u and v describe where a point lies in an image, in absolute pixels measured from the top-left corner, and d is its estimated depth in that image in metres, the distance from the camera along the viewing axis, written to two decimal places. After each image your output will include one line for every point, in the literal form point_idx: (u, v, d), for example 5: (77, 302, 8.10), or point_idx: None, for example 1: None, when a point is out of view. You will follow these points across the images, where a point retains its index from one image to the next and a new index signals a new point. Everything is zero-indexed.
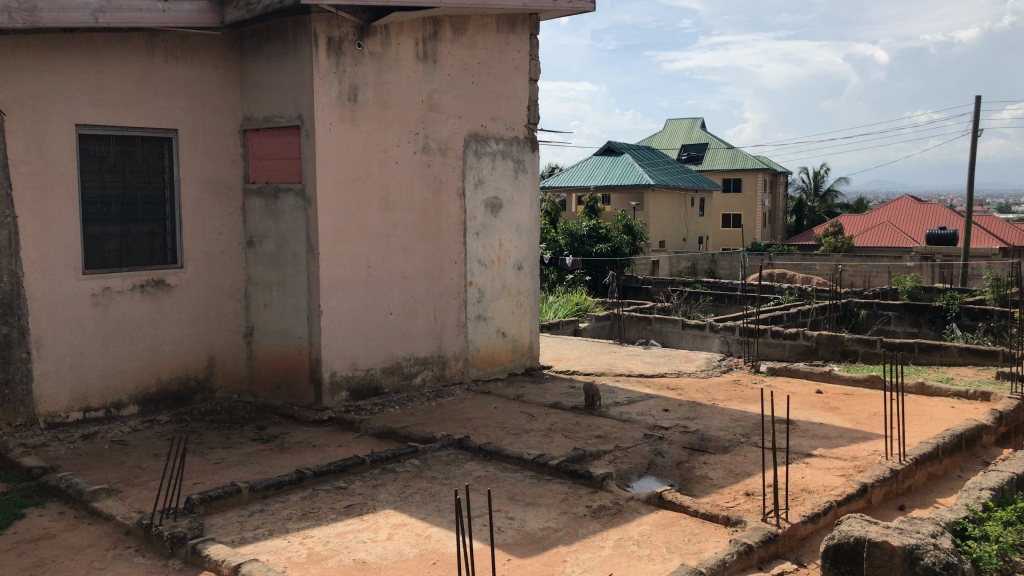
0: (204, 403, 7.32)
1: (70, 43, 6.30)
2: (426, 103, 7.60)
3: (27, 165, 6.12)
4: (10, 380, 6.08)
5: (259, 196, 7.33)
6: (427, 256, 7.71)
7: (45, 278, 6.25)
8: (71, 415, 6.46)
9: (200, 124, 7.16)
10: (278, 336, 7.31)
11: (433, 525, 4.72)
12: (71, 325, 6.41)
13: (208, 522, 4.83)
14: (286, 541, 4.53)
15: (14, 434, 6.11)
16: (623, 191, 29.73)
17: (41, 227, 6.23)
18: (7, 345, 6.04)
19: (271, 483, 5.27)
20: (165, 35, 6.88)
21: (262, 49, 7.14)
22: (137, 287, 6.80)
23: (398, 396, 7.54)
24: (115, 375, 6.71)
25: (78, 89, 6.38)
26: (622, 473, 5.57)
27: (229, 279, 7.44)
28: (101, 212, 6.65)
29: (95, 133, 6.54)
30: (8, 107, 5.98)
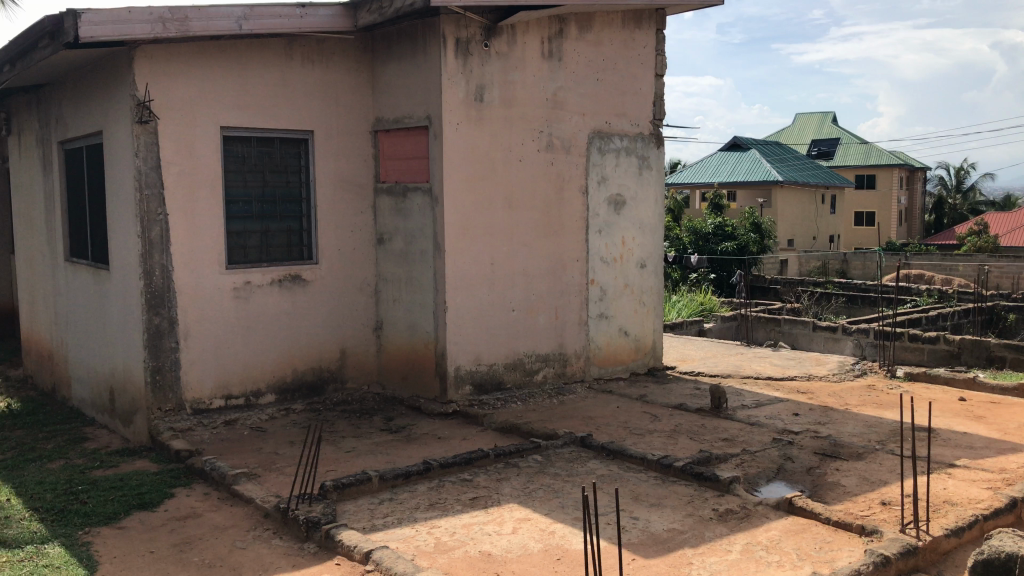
0: (336, 393, 7.58)
1: (216, 50, 6.67)
2: (551, 101, 7.63)
3: (177, 166, 6.53)
4: (161, 367, 6.52)
5: (389, 194, 7.53)
6: (550, 254, 7.75)
7: (193, 273, 6.65)
8: (215, 403, 6.83)
9: (334, 125, 7.42)
10: (405, 330, 7.49)
11: (557, 521, 4.74)
12: (214, 317, 6.78)
13: (341, 508, 5.03)
14: (415, 530, 4.66)
15: (164, 418, 6.55)
16: (749, 188, 28.95)
17: (189, 224, 6.62)
18: (159, 335, 6.49)
19: (400, 473, 5.42)
20: (303, 40, 7.17)
21: (393, 51, 7.33)
22: (275, 282, 7.12)
23: (520, 392, 7.61)
24: (254, 366, 7.05)
25: (224, 94, 6.74)
26: (750, 477, 5.44)
27: (361, 274, 7.68)
28: (243, 210, 7.00)
29: (238, 135, 6.90)
30: (161, 112, 6.42)
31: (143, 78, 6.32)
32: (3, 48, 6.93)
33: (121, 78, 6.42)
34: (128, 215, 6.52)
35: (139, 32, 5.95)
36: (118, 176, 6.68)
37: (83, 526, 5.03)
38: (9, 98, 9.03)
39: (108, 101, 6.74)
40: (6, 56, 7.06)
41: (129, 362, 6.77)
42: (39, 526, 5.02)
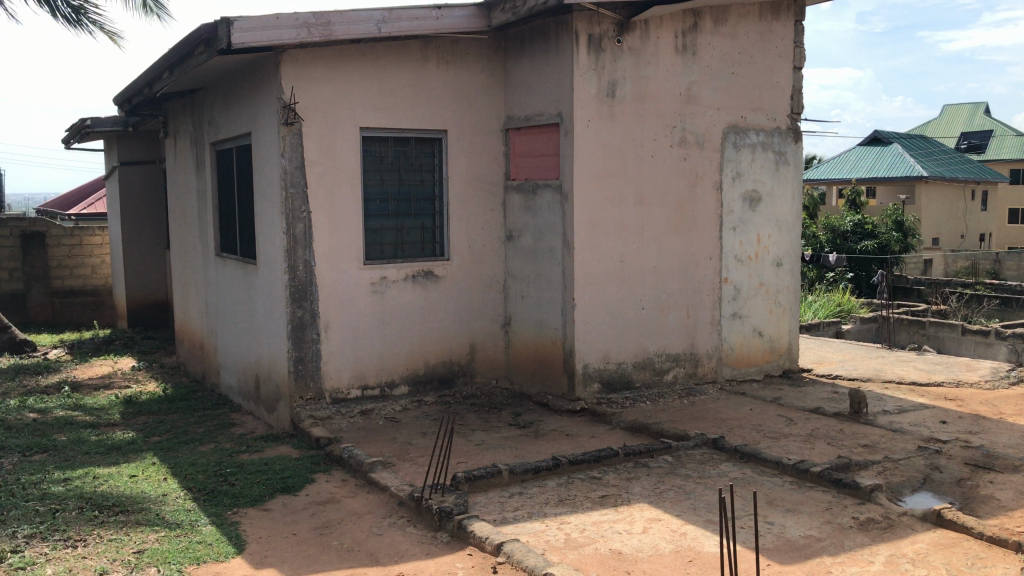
0: (466, 387, 7.70)
1: (356, 53, 6.91)
2: (685, 96, 7.51)
3: (320, 166, 6.81)
4: (303, 358, 6.82)
5: (519, 192, 7.59)
6: (682, 251, 7.63)
7: (333, 268, 6.92)
8: (352, 393, 7.09)
9: (467, 123, 7.53)
10: (534, 326, 7.54)
11: (688, 523, 4.67)
12: (352, 310, 7.03)
13: (472, 500, 5.13)
14: (545, 525, 4.69)
15: (305, 407, 6.86)
16: (891, 184, 27.62)
17: (330, 221, 6.89)
18: (302, 326, 6.80)
19: (530, 467, 5.47)
20: (438, 41, 7.32)
21: (526, 50, 7.38)
22: (409, 277, 7.31)
23: (649, 392, 7.53)
24: (389, 358, 7.27)
25: (363, 96, 6.98)
26: (893, 486, 5.19)
27: (491, 271, 7.77)
28: (380, 208, 7.22)
29: (376, 135, 7.13)
30: (305, 113, 6.72)
31: (289, 81, 6.63)
32: (163, 56, 7.40)
33: (269, 82, 6.75)
34: (274, 212, 6.85)
35: (286, 37, 6.26)
36: (265, 176, 7.02)
37: (232, 506, 5.33)
38: (167, 103, 9.63)
39: (256, 104, 7.10)
40: (165, 63, 7.52)
41: (273, 352, 7.11)
42: (193, 504, 5.36)
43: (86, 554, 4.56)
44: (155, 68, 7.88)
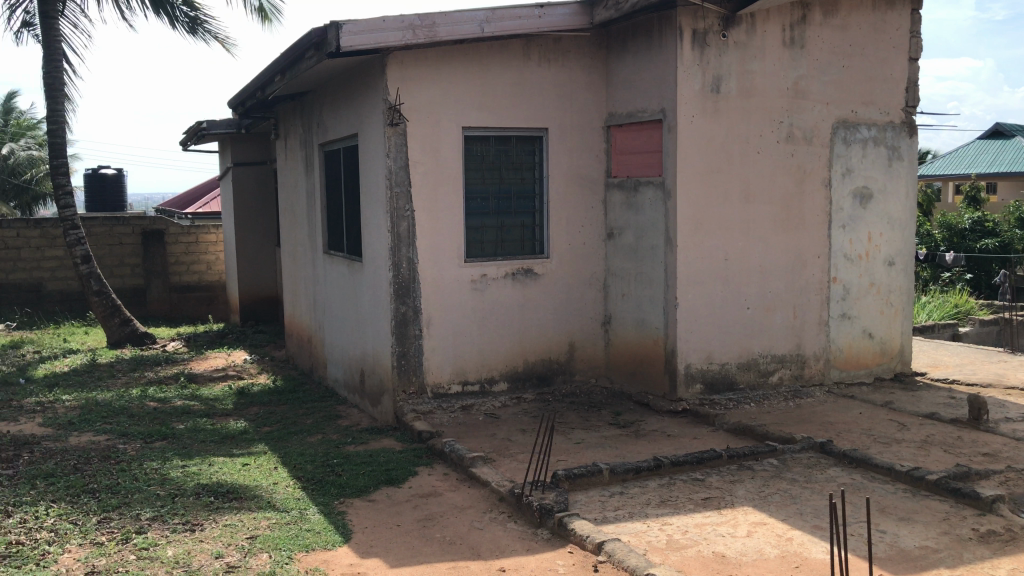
0: (566, 385, 7.69)
1: (459, 53, 7.00)
2: (792, 91, 7.31)
3: (423, 165, 6.94)
4: (406, 353, 6.98)
5: (620, 189, 7.53)
6: (788, 249, 7.43)
7: (435, 265, 7.04)
8: (453, 388, 7.20)
9: (568, 121, 7.52)
10: (635, 325, 7.47)
11: (795, 528, 4.56)
12: (454, 307, 7.14)
13: (573, 498, 5.13)
14: (646, 525, 4.66)
15: (407, 401, 7.01)
16: (1013, 179, 26.22)
17: (432, 219, 7.00)
18: (405, 322, 6.96)
19: (631, 467, 5.43)
20: (540, 39, 7.34)
21: (628, 46, 7.32)
22: (509, 274, 7.36)
23: (754, 393, 7.37)
24: (489, 355, 7.34)
25: (466, 95, 7.07)
26: (1016, 497, 4.93)
27: (592, 269, 7.74)
28: (481, 206, 7.30)
29: (478, 134, 7.20)
30: (409, 114, 6.86)
31: (394, 82, 6.78)
32: (276, 60, 7.68)
33: (375, 83, 6.91)
34: (379, 211, 7.03)
35: (392, 39, 6.43)
36: (370, 175, 7.20)
37: (338, 496, 5.49)
38: (278, 106, 9.98)
39: (363, 105, 7.29)
40: (277, 67, 7.80)
41: (378, 347, 7.28)
42: (302, 493, 5.55)
43: (203, 537, 4.78)
44: (267, 72, 8.18)
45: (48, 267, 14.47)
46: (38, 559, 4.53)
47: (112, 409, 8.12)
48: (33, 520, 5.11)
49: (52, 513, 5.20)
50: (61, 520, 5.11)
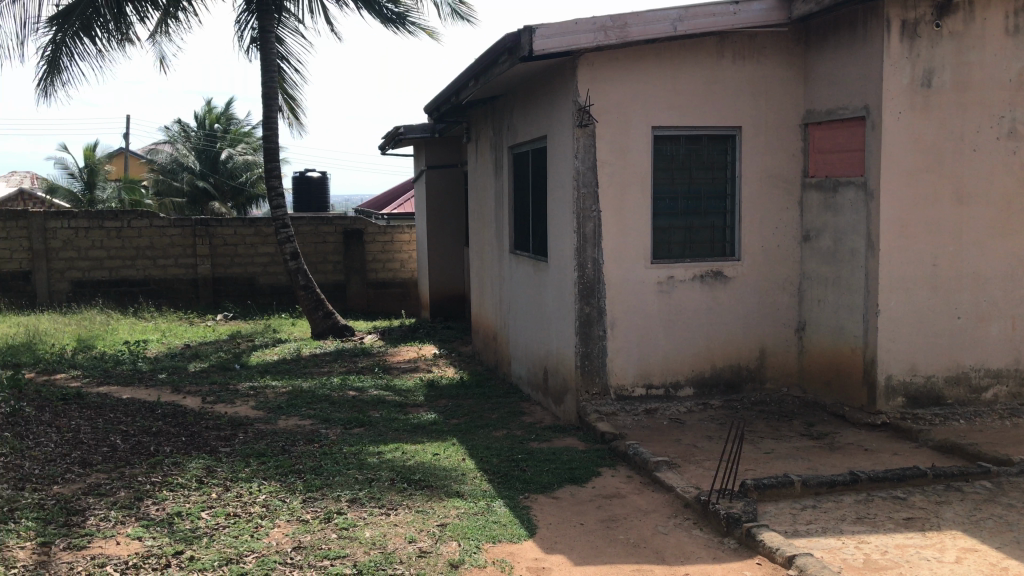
0: (755, 393, 7.45)
1: (650, 53, 6.96)
2: (1016, 82, 6.71)
3: (611, 165, 6.95)
4: (590, 353, 7.03)
5: (818, 190, 7.19)
6: (1008, 255, 6.83)
7: (621, 266, 7.03)
8: (637, 391, 7.16)
9: (763, 119, 7.28)
10: (831, 332, 7.12)
11: (1011, 557, 4.19)
12: (640, 308, 7.10)
13: (762, 508, 4.98)
14: (841, 542, 4.44)
15: (591, 401, 7.07)
16: None
17: (620, 220, 7.00)
18: (589, 323, 7.01)
19: (825, 481, 5.20)
20: (734, 36, 7.15)
21: (829, 40, 6.99)
22: (698, 277, 7.22)
23: (964, 410, 6.83)
24: (674, 359, 7.24)
25: (657, 95, 7.01)
26: None
27: (786, 273, 7.45)
28: (670, 207, 7.21)
29: (668, 134, 7.13)
30: (599, 115, 6.90)
31: (584, 84, 6.84)
32: (470, 65, 7.95)
33: (566, 85, 7.00)
34: (568, 211, 7.11)
35: (584, 41, 6.51)
36: (559, 177, 7.30)
37: (524, 490, 5.61)
38: (470, 110, 10.30)
39: (553, 107, 7.39)
40: (472, 71, 8.06)
41: (562, 346, 7.37)
42: (488, 485, 5.71)
43: (398, 522, 5.03)
44: (462, 77, 8.47)
45: (260, 263, 15.70)
46: (252, 531, 4.94)
47: (315, 396, 8.71)
48: (248, 495, 5.57)
49: (264, 489, 5.65)
50: (272, 496, 5.54)
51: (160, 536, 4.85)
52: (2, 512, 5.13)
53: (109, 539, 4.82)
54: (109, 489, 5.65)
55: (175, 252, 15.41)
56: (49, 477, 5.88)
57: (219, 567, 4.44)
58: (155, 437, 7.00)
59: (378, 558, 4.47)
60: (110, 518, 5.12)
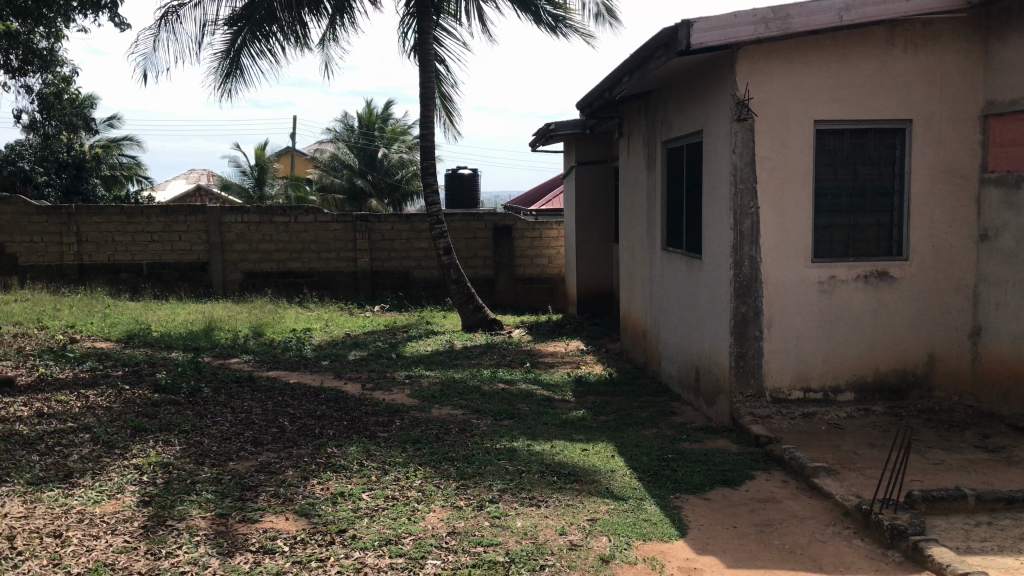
0: (922, 401, 7.06)
1: (813, 44, 6.70)
2: None
3: (770, 161, 6.76)
4: (745, 354, 6.87)
5: (998, 186, 6.72)
6: None
7: (780, 265, 6.82)
8: (794, 394, 6.94)
9: (937, 110, 6.87)
10: (1010, 339, 6.64)
11: None
12: (799, 308, 6.86)
13: (930, 522, 4.72)
14: (1020, 563, 4.16)
15: (744, 403, 6.91)
16: None
17: (779, 217, 6.80)
18: (744, 323, 6.85)
19: (1002, 497, 4.87)
20: (906, 24, 6.78)
21: (1014, 25, 6.51)
22: (862, 277, 6.91)
23: None
24: (835, 362, 6.96)
25: (820, 87, 6.75)
26: None
27: (959, 274, 7.00)
28: (832, 203, 6.94)
29: (832, 128, 6.86)
30: (758, 109, 6.71)
31: (743, 78, 6.68)
32: (625, 61, 7.91)
33: (724, 80, 6.87)
34: (724, 208, 6.97)
35: (743, 34, 6.36)
36: (715, 173, 7.17)
37: (675, 490, 5.56)
38: (623, 105, 10.24)
39: (710, 101, 7.26)
40: (626, 67, 8.03)
41: (716, 346, 7.24)
42: (638, 483, 5.70)
43: (548, 514, 5.10)
44: (616, 73, 8.44)
45: (415, 257, 16.26)
46: (409, 514, 5.13)
47: (466, 387, 8.94)
48: (405, 478, 5.81)
49: (419, 475, 5.86)
50: (427, 481, 5.74)
51: (325, 514, 5.13)
52: (186, 485, 5.58)
53: (279, 514, 5.13)
54: (279, 467, 6.02)
55: (336, 246, 16.17)
56: (226, 453, 6.33)
57: (380, 546, 4.65)
58: (319, 420, 7.39)
59: (529, 548, 4.55)
60: (279, 494, 5.46)
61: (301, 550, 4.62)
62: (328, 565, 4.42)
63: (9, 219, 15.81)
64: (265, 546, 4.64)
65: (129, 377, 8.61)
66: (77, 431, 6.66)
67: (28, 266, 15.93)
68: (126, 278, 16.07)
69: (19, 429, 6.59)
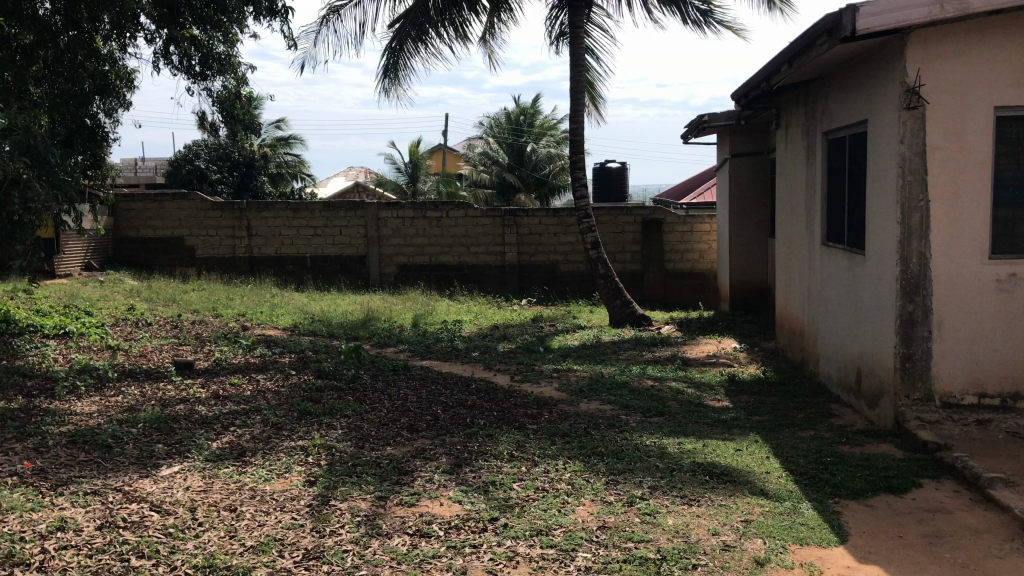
0: None
1: (993, 26, 6.27)
2: None
3: (943, 151, 6.36)
4: (912, 355, 6.50)
5: None
6: None
7: (953, 261, 6.42)
8: (967, 399, 6.51)
9: None
10: None
11: None
12: (974, 308, 6.44)
13: None
14: None
15: (911, 407, 6.55)
16: None
17: (952, 211, 6.39)
18: (912, 323, 6.49)
19: None
20: None
21: None
22: None
23: None
24: (1014, 367, 6.50)
25: (1001, 71, 6.30)
26: None
27: None
28: (1014, 195, 6.45)
29: (1014, 115, 6.38)
30: (931, 96, 6.33)
31: (914, 63, 6.32)
32: (784, 49, 7.65)
33: (893, 66, 6.52)
34: (891, 201, 6.63)
35: (915, 16, 6.01)
36: (881, 164, 6.82)
37: (833, 495, 5.35)
38: (781, 96, 9.92)
39: (876, 89, 6.91)
40: (785, 56, 7.77)
41: (880, 346, 6.90)
42: (795, 486, 5.52)
43: (700, 513, 5.02)
44: (774, 62, 8.18)
45: (563, 251, 16.33)
46: (560, 506, 5.19)
47: (616, 382, 8.92)
48: (556, 471, 5.87)
49: (569, 467, 5.92)
50: (577, 475, 5.78)
51: (478, 502, 5.26)
52: (347, 467, 5.86)
53: (434, 499, 5.31)
54: (434, 454, 6.23)
55: (487, 240, 16.49)
56: (385, 439, 6.61)
57: (531, 537, 4.72)
58: (471, 410, 7.58)
59: (681, 547, 4.51)
60: (435, 480, 5.64)
61: (456, 535, 4.76)
62: (481, 552, 4.54)
63: (188, 214, 17.04)
64: (422, 530, 4.81)
65: (295, 363, 9.12)
66: (250, 412, 7.13)
67: (204, 258, 17.13)
68: (291, 270, 16.99)
69: (199, 410, 7.12)
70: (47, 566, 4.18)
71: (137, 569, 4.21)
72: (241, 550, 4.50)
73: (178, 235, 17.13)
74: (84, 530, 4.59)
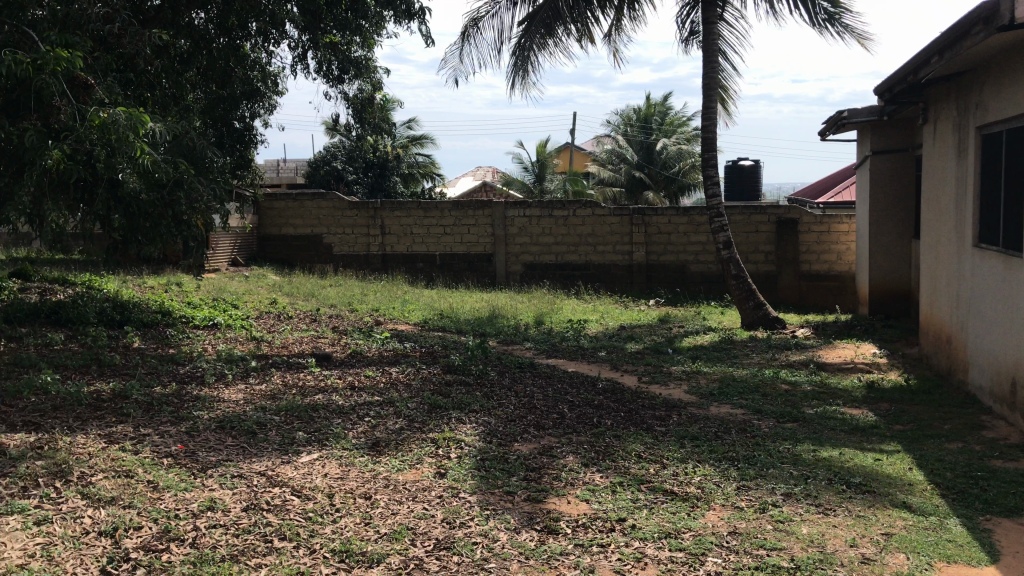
0: None
1: None
2: None
3: None
4: None
5: None
6: None
7: None
8: None
9: None
10: None
11: None
12: None
13: None
14: None
15: None
16: None
17: None
18: None
19: None
20: None
21: None
22: None
23: None
24: None
25: None
26: None
27: None
28: None
29: None
30: None
31: None
32: (934, 40, 7.26)
33: None
34: None
35: None
36: None
37: (984, 511, 5.05)
38: (928, 89, 9.42)
39: None
40: (936, 47, 7.37)
41: None
42: (941, 501, 5.24)
43: (837, 523, 4.84)
44: (923, 53, 7.78)
45: (693, 251, 16.05)
46: (689, 510, 5.12)
47: (747, 386, 8.70)
48: (684, 474, 5.79)
49: (698, 471, 5.83)
50: (706, 479, 5.69)
51: (605, 501, 5.26)
52: (476, 461, 5.97)
53: (562, 497, 5.34)
54: (560, 452, 6.26)
55: (614, 239, 16.43)
56: (511, 435, 6.69)
57: (659, 539, 4.68)
58: (597, 409, 7.57)
59: (817, 557, 4.37)
60: (562, 478, 5.67)
61: (584, 534, 4.77)
62: (609, 551, 4.54)
63: (326, 213, 17.74)
64: (550, 527, 4.85)
65: (425, 358, 9.35)
66: (383, 404, 7.37)
67: (341, 255, 17.78)
68: (422, 267, 17.41)
69: (335, 400, 7.41)
70: (200, 542, 4.46)
71: (281, 550, 4.44)
72: (376, 537, 4.67)
73: (317, 233, 17.85)
74: (232, 510, 4.87)
